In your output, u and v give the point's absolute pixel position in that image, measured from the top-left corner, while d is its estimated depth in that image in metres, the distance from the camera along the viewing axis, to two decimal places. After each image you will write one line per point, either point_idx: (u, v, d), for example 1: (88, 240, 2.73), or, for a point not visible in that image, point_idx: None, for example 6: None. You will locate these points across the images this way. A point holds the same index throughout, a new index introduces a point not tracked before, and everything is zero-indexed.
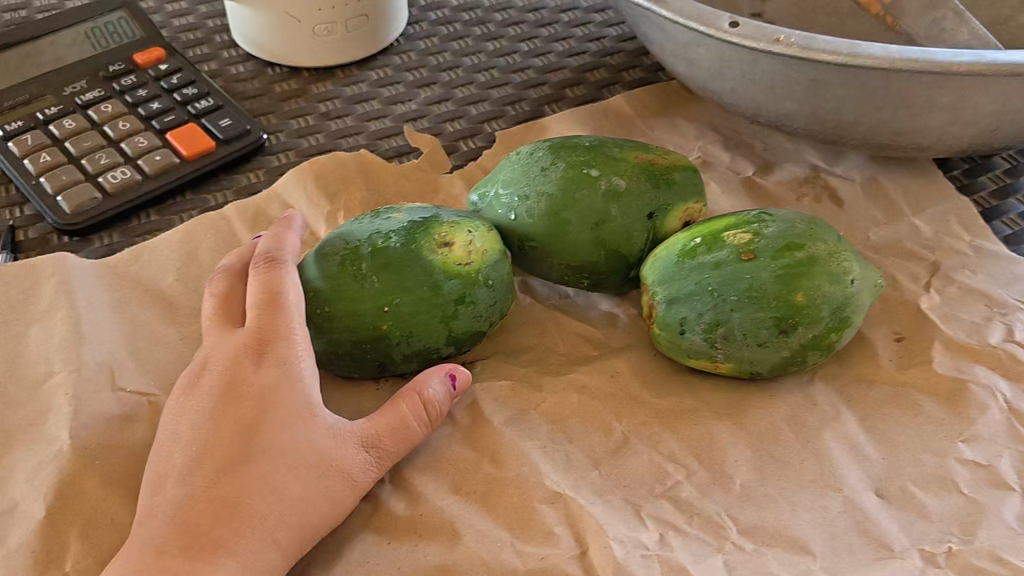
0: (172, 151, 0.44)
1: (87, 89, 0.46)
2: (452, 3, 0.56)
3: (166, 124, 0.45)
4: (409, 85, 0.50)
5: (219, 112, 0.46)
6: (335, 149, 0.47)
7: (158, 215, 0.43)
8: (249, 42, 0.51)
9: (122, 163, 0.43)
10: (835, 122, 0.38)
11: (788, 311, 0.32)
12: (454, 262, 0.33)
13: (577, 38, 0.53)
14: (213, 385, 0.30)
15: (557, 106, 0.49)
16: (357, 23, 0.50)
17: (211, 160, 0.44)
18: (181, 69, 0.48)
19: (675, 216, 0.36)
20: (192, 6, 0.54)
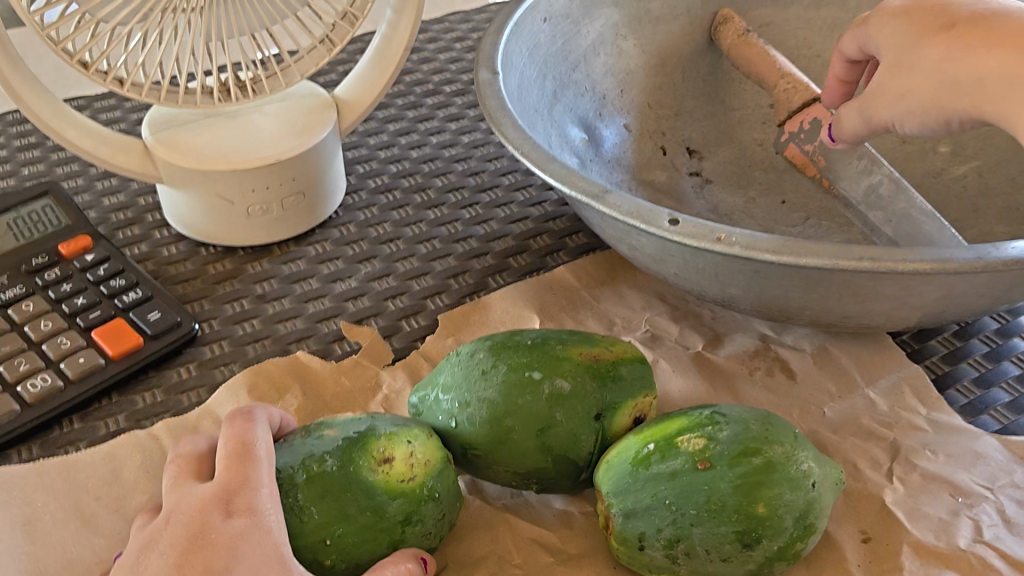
0: (97, 351, 0.42)
1: (8, 286, 0.44)
2: (391, 169, 0.55)
3: (92, 320, 0.43)
4: (348, 260, 0.49)
5: (148, 304, 0.44)
6: (271, 335, 0.45)
7: (81, 423, 0.41)
8: (180, 222, 0.49)
9: (44, 367, 0.41)
10: (780, 306, 0.38)
11: (751, 524, 0.30)
12: (396, 479, 0.31)
13: (519, 203, 0.53)
14: (176, 547, 0.29)
15: (502, 277, 0.48)
16: (293, 201, 0.49)
17: (140, 358, 0.42)
18: (108, 258, 0.46)
19: (624, 413, 0.35)
20: (123, 183, 0.53)
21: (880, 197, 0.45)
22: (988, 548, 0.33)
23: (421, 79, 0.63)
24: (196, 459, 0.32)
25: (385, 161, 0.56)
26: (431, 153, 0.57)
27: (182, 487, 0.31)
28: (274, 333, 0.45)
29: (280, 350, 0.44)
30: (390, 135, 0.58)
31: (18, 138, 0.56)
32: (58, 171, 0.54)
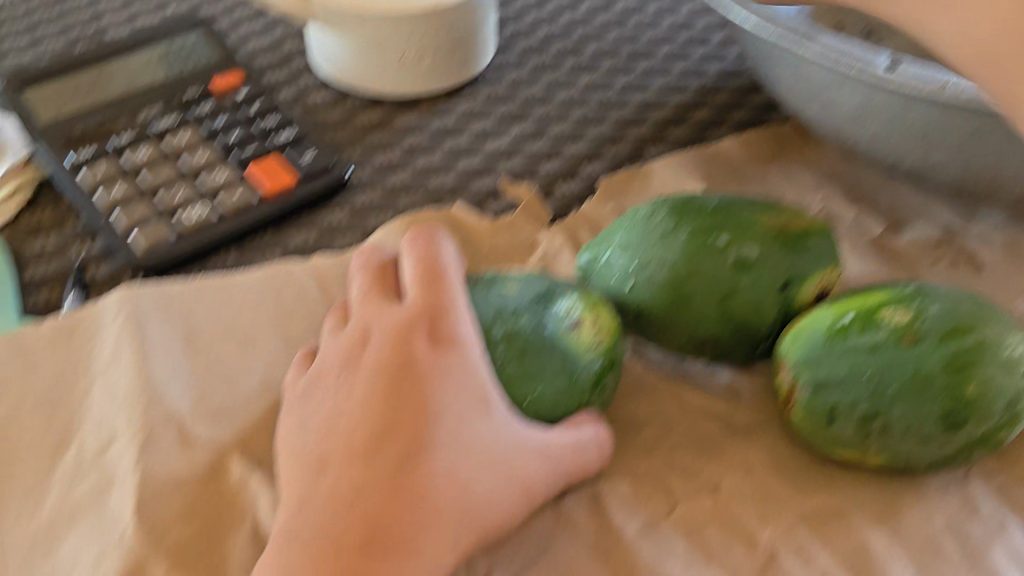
0: (251, 185, 0.41)
1: (160, 115, 0.43)
2: (542, 31, 0.53)
3: (245, 156, 0.42)
4: (499, 119, 0.47)
5: (301, 144, 0.43)
6: (422, 187, 0.44)
7: (236, 259, 0.40)
8: (328, 68, 0.48)
9: (198, 199, 0.40)
10: (989, 177, 0.35)
11: (956, 406, 0.28)
12: (589, 342, 0.31)
13: (677, 72, 0.50)
14: (379, 354, 0.29)
15: (660, 147, 0.46)
16: (445, 54, 0.47)
17: (294, 197, 0.41)
18: (260, 95, 0.45)
19: (811, 285, 0.33)
20: (268, 25, 0.52)
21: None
22: None
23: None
24: (380, 271, 0.32)
25: (535, 23, 0.53)
26: (583, 16, 0.54)
27: (373, 299, 0.31)
28: (426, 185, 0.44)
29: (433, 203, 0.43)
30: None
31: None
32: (203, 11, 0.53)
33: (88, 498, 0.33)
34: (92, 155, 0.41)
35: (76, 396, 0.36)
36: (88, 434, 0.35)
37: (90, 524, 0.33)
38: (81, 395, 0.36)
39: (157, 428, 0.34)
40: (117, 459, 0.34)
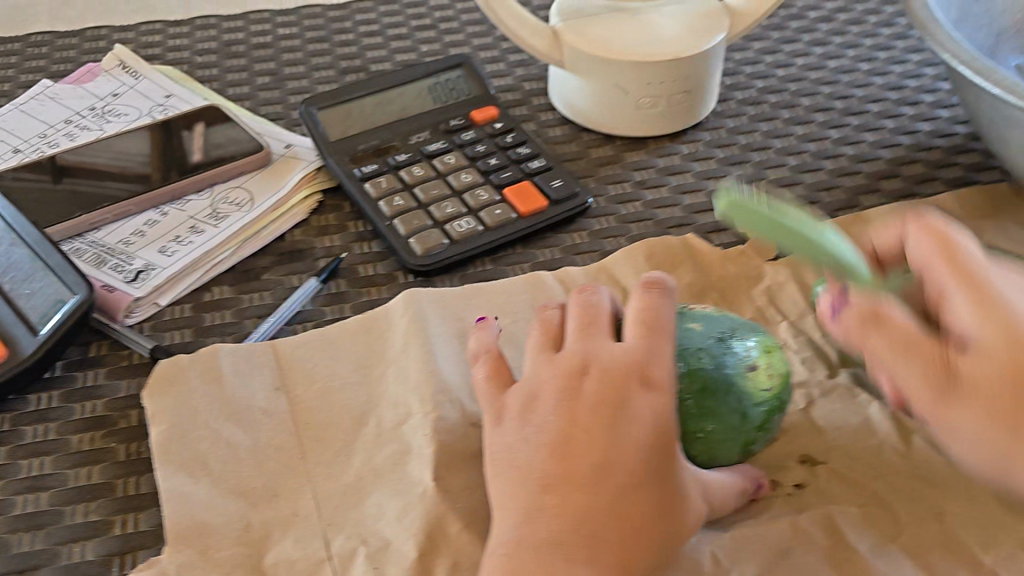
0: (510, 205, 0.54)
1: (430, 140, 0.58)
2: (759, 85, 0.65)
3: (503, 180, 0.56)
4: (720, 162, 0.60)
5: (550, 174, 0.56)
6: (652, 217, 0.56)
7: (493, 264, 0.53)
8: (574, 112, 0.62)
9: (465, 214, 0.54)
10: None
11: None
12: (760, 389, 0.41)
13: (889, 129, 0.61)
14: (991, 394, 0.31)
15: (872, 197, 0.57)
16: (678, 99, 0.60)
17: (545, 217, 0.54)
18: (512, 129, 0.59)
19: None
20: (518, 83, 0.66)
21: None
22: None
23: (827, 17, 0.70)
24: (646, 320, 0.39)
25: (775, 105, 0.64)
26: (828, 77, 0.65)
27: (659, 356, 0.38)
28: (655, 217, 0.56)
29: (662, 231, 0.56)
30: (798, 69, 0.66)
31: (451, 46, 0.69)
32: (490, 70, 0.67)
33: (388, 463, 0.41)
34: (373, 169, 0.55)
35: (376, 382, 0.45)
36: (386, 413, 0.44)
37: (392, 485, 0.40)
38: (378, 382, 0.45)
39: (446, 406, 0.43)
40: (414, 432, 0.42)
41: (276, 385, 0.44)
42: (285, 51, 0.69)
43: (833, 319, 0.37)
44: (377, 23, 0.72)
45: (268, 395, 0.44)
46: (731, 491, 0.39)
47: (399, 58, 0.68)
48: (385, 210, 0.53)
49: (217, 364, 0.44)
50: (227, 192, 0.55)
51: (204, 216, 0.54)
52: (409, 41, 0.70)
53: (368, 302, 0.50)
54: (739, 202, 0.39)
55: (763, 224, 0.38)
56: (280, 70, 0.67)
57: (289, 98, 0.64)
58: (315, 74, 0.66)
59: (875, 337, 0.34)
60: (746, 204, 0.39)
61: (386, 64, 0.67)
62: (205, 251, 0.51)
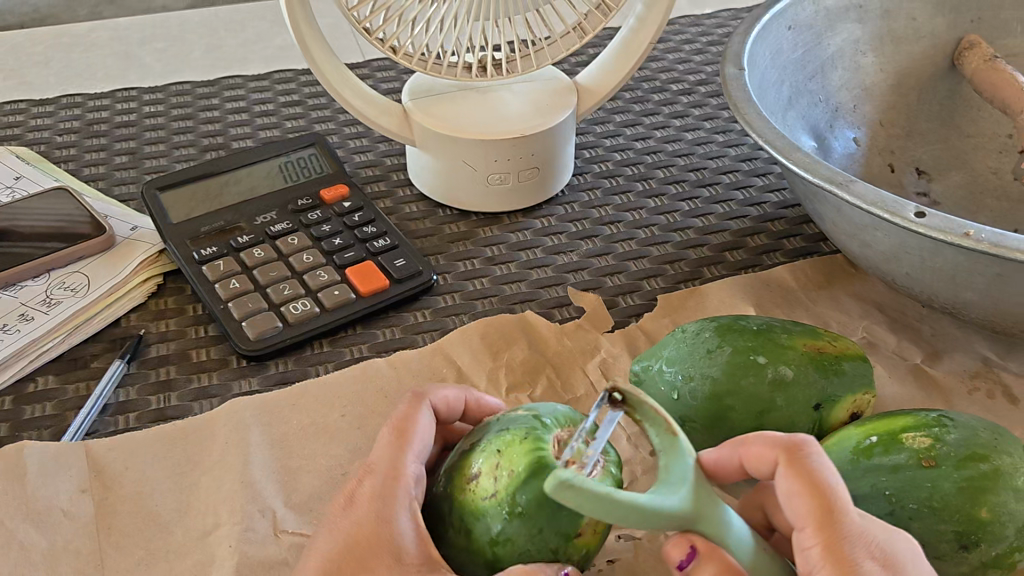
0: (350, 284, 0.54)
1: (276, 221, 0.58)
2: (615, 157, 0.66)
3: (346, 260, 0.55)
4: (571, 236, 0.60)
5: (394, 253, 0.56)
6: (497, 293, 0.56)
7: (331, 346, 0.53)
8: (426, 187, 0.62)
9: (304, 296, 0.53)
10: (949, 276, 0.44)
11: (970, 526, 0.36)
12: (480, 498, 0.35)
13: (738, 202, 0.63)
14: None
15: (715, 269, 0.58)
16: (527, 174, 0.60)
17: (386, 297, 0.54)
18: (361, 208, 0.59)
19: (842, 407, 0.42)
20: (378, 157, 0.66)
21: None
22: None
23: (687, 90, 0.72)
24: (400, 433, 0.38)
25: (629, 178, 0.64)
26: (685, 149, 0.67)
27: (400, 468, 0.37)
28: (500, 293, 0.56)
29: (506, 307, 0.55)
30: (657, 141, 0.67)
31: (317, 121, 0.70)
32: (351, 144, 0.68)
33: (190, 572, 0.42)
34: (212, 252, 0.55)
35: (187, 487, 0.45)
36: (194, 521, 0.44)
37: None
38: (191, 486, 0.45)
39: (255, 518, 0.43)
40: (221, 540, 0.43)
41: (82, 484, 0.44)
42: (148, 129, 0.69)
43: (673, 565, 0.31)
44: (246, 100, 0.73)
45: (72, 495, 0.44)
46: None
47: (262, 135, 0.68)
48: (221, 293, 0.53)
49: (23, 459, 0.44)
50: (65, 277, 0.55)
51: (36, 303, 0.53)
52: (275, 117, 0.71)
53: (196, 390, 0.50)
54: (592, 500, 0.26)
55: (622, 513, 0.27)
56: (140, 149, 0.67)
57: (145, 176, 0.64)
58: (175, 152, 0.66)
59: (700, 568, 0.31)
60: (601, 504, 0.26)
61: (248, 141, 0.68)
62: (30, 341, 0.50)
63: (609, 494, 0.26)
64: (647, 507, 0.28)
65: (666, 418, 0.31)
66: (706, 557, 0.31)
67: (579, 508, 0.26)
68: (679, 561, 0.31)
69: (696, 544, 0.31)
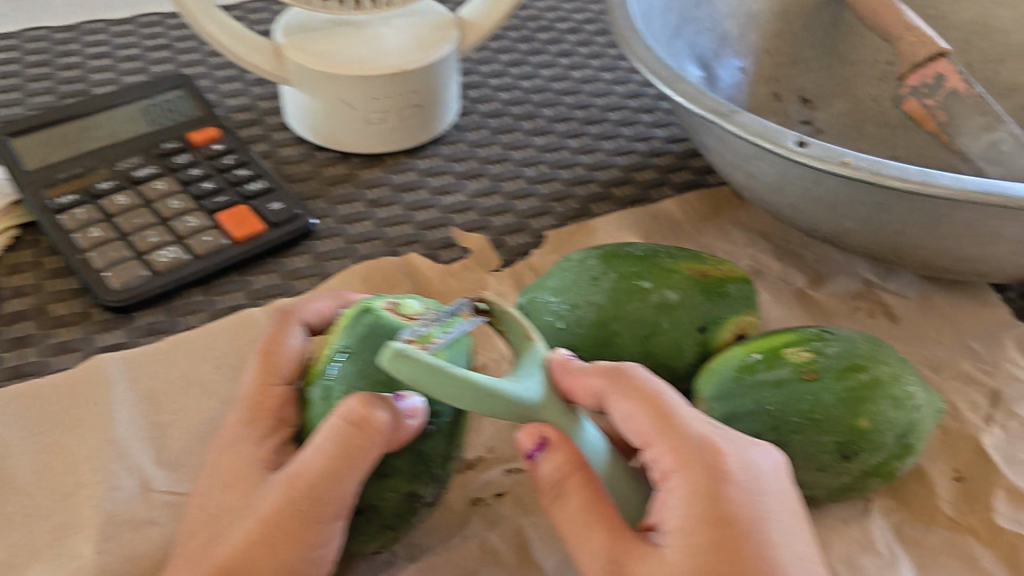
0: (223, 231, 0.51)
1: (141, 166, 0.54)
2: (502, 96, 0.64)
3: (217, 205, 0.52)
4: (457, 175, 0.58)
5: (270, 195, 0.53)
6: (381, 236, 0.54)
7: (204, 294, 0.50)
8: (302, 128, 0.59)
9: (172, 242, 0.50)
10: (827, 202, 0.44)
11: (851, 437, 0.37)
12: (325, 383, 0.34)
13: (626, 138, 0.62)
14: (693, 542, 0.28)
15: (603, 204, 0.57)
16: (408, 113, 0.58)
17: (261, 241, 0.51)
18: (233, 150, 0.56)
19: (728, 327, 0.42)
20: (252, 102, 0.63)
21: (1001, 152, 0.51)
22: None
23: (574, 28, 0.71)
24: (267, 356, 0.36)
25: (516, 117, 0.63)
26: (572, 86, 0.65)
27: (267, 394, 0.35)
28: (384, 236, 0.54)
29: (389, 250, 0.53)
30: (544, 80, 0.66)
31: (187, 66, 0.67)
32: (224, 88, 0.64)
33: (48, 538, 0.39)
34: (71, 200, 0.51)
35: (46, 449, 0.42)
36: (54, 483, 0.41)
37: (49, 561, 0.38)
38: (50, 446, 0.42)
39: (121, 477, 0.41)
40: (84, 502, 0.40)
41: None
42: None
43: (526, 456, 0.31)
44: (109, 45, 0.68)
45: None
46: (326, 433, 0.31)
47: (127, 80, 0.64)
48: (82, 242, 0.49)
49: None
50: None
51: None
52: (141, 63, 0.67)
53: (56, 345, 0.47)
54: (425, 368, 0.27)
55: (458, 390, 0.28)
56: None
57: None
58: (30, 99, 0.62)
59: (548, 459, 0.31)
60: (434, 374, 0.27)
61: (111, 87, 0.64)
62: None
63: (444, 368, 0.28)
64: (490, 384, 0.29)
65: (526, 326, 0.33)
66: (556, 448, 0.30)
67: (412, 379, 0.27)
68: (530, 451, 0.31)
69: (547, 434, 0.31)
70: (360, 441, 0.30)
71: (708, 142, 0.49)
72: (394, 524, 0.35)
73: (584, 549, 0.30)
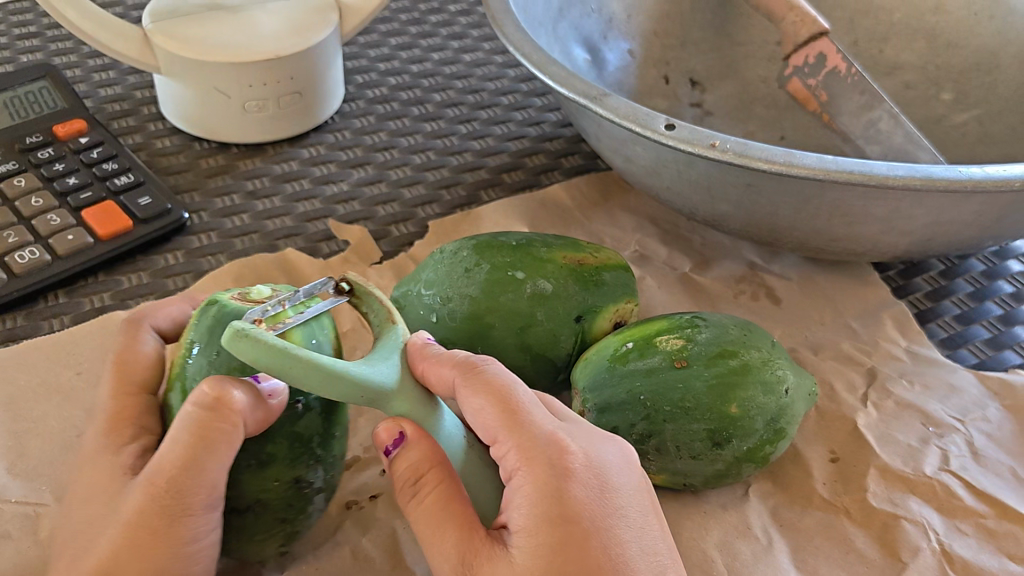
0: (87, 229, 0.49)
1: (1, 162, 0.51)
2: (390, 82, 0.63)
3: (81, 201, 0.50)
4: (342, 164, 0.57)
5: (139, 190, 0.51)
6: (259, 230, 0.52)
7: (67, 297, 0.47)
8: (177, 118, 0.57)
9: (32, 243, 0.48)
10: (703, 185, 0.43)
11: (722, 424, 0.36)
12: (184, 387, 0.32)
13: (517, 122, 0.61)
14: (541, 542, 0.28)
15: (492, 191, 0.56)
16: (288, 100, 0.56)
17: (129, 239, 0.49)
18: (101, 142, 0.54)
19: (606, 316, 0.42)
20: (126, 92, 0.60)
21: (879, 131, 0.51)
22: (953, 477, 0.39)
23: (467, 10, 0.70)
24: (120, 364, 0.34)
25: (405, 103, 0.61)
26: (463, 70, 0.64)
27: (124, 403, 0.33)
28: (263, 229, 0.52)
29: (267, 244, 0.51)
30: (434, 64, 0.64)
31: (56, 55, 0.63)
32: (96, 78, 0.61)
33: None
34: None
35: None
36: None
37: None
38: None
39: None
40: None
41: None
42: None
43: (383, 451, 0.30)
44: None
45: None
46: (180, 425, 0.29)
47: None
48: None
49: None
50: None
51: None
52: (7, 52, 0.63)
53: None
54: (264, 347, 0.27)
55: (301, 370, 0.27)
56: None
57: None
58: None
59: (406, 455, 0.30)
60: (275, 353, 0.27)
61: None
62: None
63: (287, 348, 0.27)
64: (338, 366, 0.28)
65: (388, 307, 0.32)
66: (416, 443, 0.30)
67: (254, 359, 0.27)
68: (387, 446, 0.30)
69: (406, 428, 0.30)
70: (219, 427, 0.28)
71: (587, 127, 0.48)
72: (287, 515, 0.33)
73: (437, 549, 0.29)
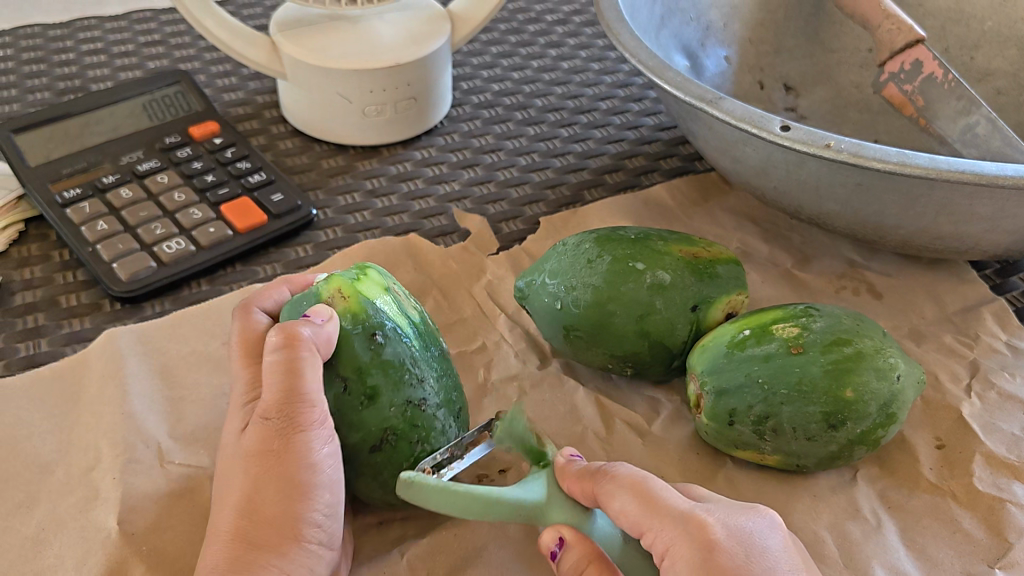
0: (226, 222, 0.53)
1: (143, 160, 0.55)
2: (493, 88, 0.66)
3: (220, 197, 0.54)
4: (452, 165, 0.60)
5: (271, 188, 0.55)
6: (381, 226, 0.56)
7: (210, 285, 0.51)
8: (301, 123, 0.61)
9: (178, 234, 0.51)
10: (813, 186, 0.46)
11: (838, 407, 0.38)
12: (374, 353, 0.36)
13: (615, 126, 0.63)
14: None
15: (597, 190, 0.58)
16: (404, 105, 0.60)
17: (265, 232, 0.53)
18: (234, 143, 0.58)
19: (719, 307, 0.44)
20: (249, 96, 0.64)
21: (976, 135, 0.53)
22: None
23: (562, 21, 0.74)
24: (244, 341, 0.38)
25: (508, 108, 0.64)
26: (562, 77, 0.67)
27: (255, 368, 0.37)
28: (383, 225, 0.56)
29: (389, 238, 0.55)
30: (534, 71, 0.68)
31: (181, 61, 0.68)
32: (220, 83, 0.66)
33: (73, 509, 0.40)
34: (76, 194, 0.52)
35: (65, 426, 0.43)
36: (75, 456, 0.42)
37: (75, 531, 0.39)
38: (69, 424, 0.43)
39: (137, 450, 0.42)
40: (103, 474, 0.41)
41: None
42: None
43: (549, 557, 0.34)
44: (103, 42, 0.69)
45: None
46: (267, 368, 0.34)
47: (122, 76, 0.65)
48: (88, 236, 0.50)
49: None
50: None
51: None
52: (135, 58, 0.68)
53: (67, 336, 0.48)
54: (430, 488, 0.32)
55: (444, 502, 0.33)
56: None
57: None
58: (29, 95, 0.63)
59: (567, 552, 0.33)
60: (438, 490, 0.32)
61: (107, 83, 0.65)
62: None
63: (448, 485, 0.33)
64: (487, 493, 0.33)
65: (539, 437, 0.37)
66: (574, 544, 0.33)
67: (425, 504, 0.33)
68: (552, 550, 0.34)
69: (564, 535, 0.34)
70: (288, 358, 0.33)
71: (694, 129, 0.51)
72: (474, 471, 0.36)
73: None
